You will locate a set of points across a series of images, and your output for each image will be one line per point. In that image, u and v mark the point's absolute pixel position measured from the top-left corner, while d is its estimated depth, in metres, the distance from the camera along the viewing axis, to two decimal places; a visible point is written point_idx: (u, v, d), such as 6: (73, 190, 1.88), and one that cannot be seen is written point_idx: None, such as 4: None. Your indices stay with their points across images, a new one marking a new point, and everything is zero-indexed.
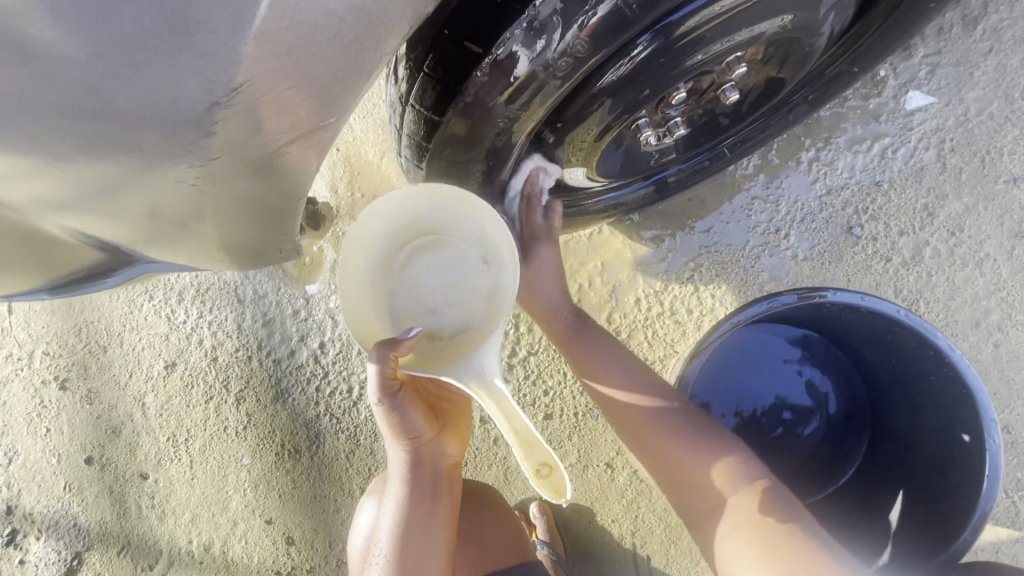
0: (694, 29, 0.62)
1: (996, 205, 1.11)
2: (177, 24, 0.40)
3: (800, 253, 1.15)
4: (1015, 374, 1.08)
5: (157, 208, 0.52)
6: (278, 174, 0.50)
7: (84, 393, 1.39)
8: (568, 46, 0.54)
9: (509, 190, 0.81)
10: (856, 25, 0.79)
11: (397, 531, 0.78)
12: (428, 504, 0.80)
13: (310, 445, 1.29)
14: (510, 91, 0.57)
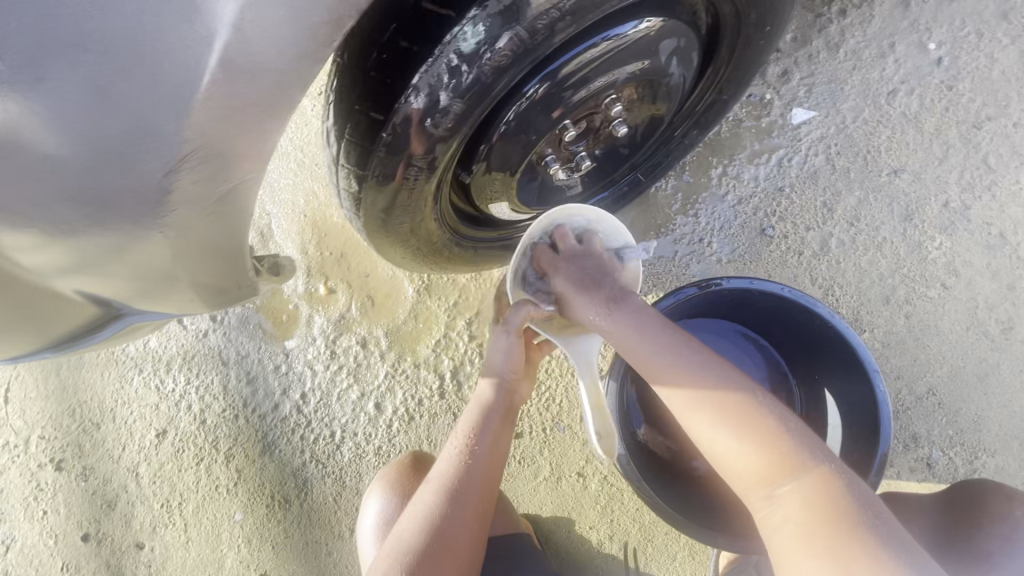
0: (575, 72, 0.77)
1: (884, 195, 1.26)
2: (131, 114, 0.51)
3: (724, 256, 1.28)
4: (929, 341, 1.19)
5: (139, 268, 0.63)
6: (225, 209, 0.62)
7: (79, 471, 1.45)
8: (478, 74, 0.63)
9: (444, 228, 0.92)
10: (707, 69, 0.95)
11: (476, 428, 0.88)
12: (503, 417, 0.90)
13: (299, 492, 1.35)
14: (437, 120, 0.66)
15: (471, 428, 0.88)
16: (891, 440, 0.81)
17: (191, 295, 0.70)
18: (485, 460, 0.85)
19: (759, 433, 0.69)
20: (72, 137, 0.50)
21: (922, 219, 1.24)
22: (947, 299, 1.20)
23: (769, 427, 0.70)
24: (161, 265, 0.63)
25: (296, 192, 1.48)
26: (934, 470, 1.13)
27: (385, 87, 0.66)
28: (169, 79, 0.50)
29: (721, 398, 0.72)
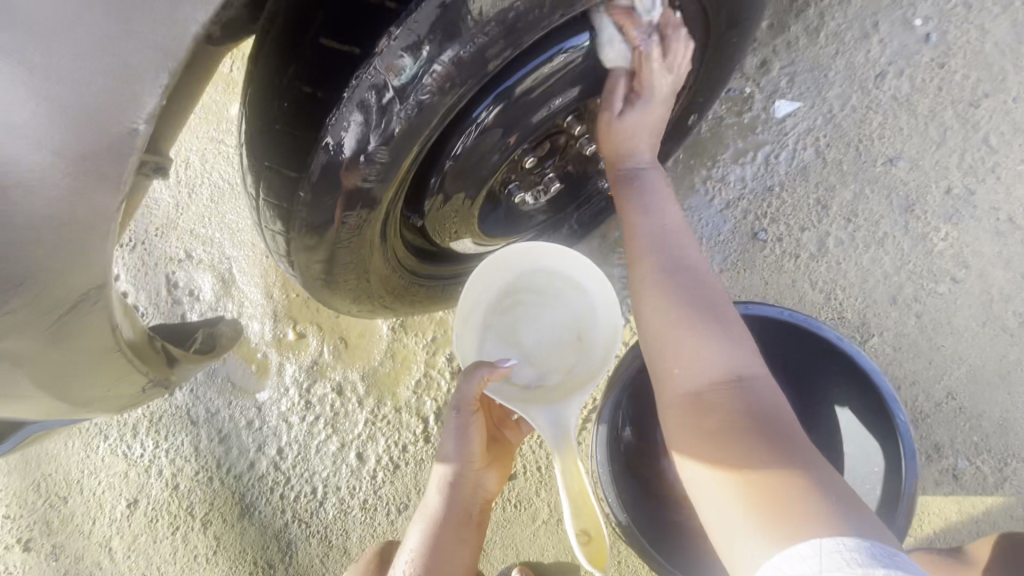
0: (528, 92, 0.68)
1: (880, 186, 1.17)
2: None
3: (715, 266, 1.19)
4: (943, 340, 1.10)
5: (30, 404, 0.53)
6: (75, 315, 0.48)
7: (49, 550, 1.35)
8: (403, 114, 0.54)
9: (402, 272, 0.83)
10: None
11: (426, 545, 0.79)
12: (459, 526, 0.81)
13: (283, 556, 1.26)
14: (363, 166, 0.57)
15: (422, 542, 0.80)
16: (915, 480, 0.72)
17: (107, 410, 0.60)
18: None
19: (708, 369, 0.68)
20: None
21: (924, 209, 1.15)
22: (959, 294, 1.12)
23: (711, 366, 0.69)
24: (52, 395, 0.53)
25: (257, 232, 1.39)
26: (960, 482, 1.05)
27: (300, 135, 0.57)
28: None
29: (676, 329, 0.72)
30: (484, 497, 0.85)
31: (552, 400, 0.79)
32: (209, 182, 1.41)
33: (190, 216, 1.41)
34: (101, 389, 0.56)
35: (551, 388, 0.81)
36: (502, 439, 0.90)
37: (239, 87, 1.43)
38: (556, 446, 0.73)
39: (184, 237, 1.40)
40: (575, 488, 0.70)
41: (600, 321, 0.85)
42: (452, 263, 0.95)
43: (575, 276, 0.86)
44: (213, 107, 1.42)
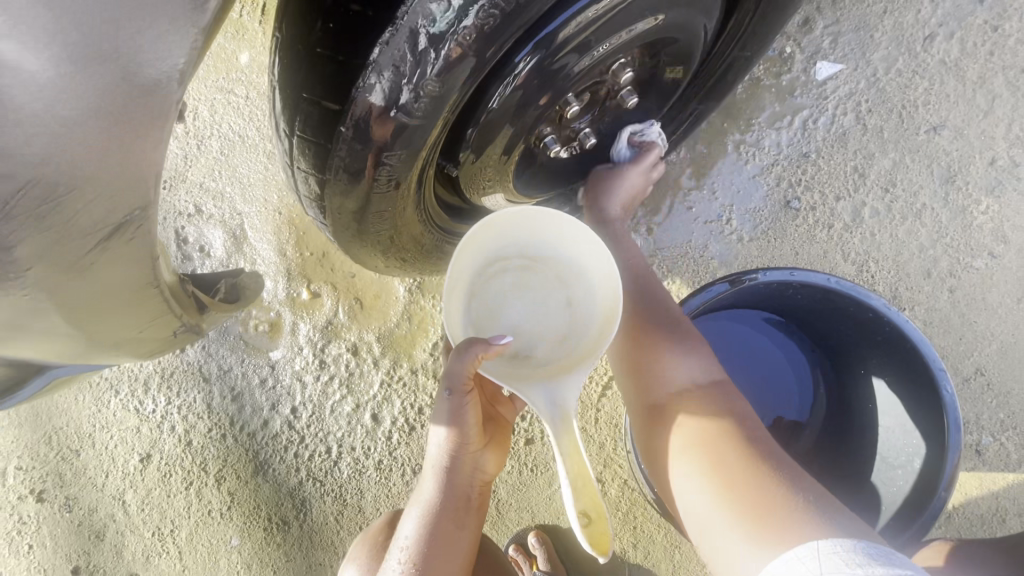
0: (577, 34, 0.62)
1: (922, 155, 1.13)
2: None
3: (745, 234, 1.15)
4: (976, 317, 1.08)
5: (57, 342, 0.50)
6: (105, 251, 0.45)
7: (62, 502, 1.35)
8: (454, 43, 0.50)
9: (432, 228, 0.80)
10: (731, 17, 0.81)
11: (423, 537, 0.76)
12: (457, 515, 0.78)
13: (297, 513, 1.26)
14: (408, 104, 0.53)
15: (420, 534, 0.76)
16: (959, 452, 0.71)
17: (131, 357, 0.58)
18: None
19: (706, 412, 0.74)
20: None
21: (965, 179, 1.11)
22: (995, 269, 1.09)
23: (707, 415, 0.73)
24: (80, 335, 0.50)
25: (269, 188, 1.34)
26: (983, 458, 1.04)
27: (337, 66, 0.53)
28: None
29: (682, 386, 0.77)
30: (481, 481, 0.81)
31: (547, 379, 0.73)
32: (219, 134, 1.36)
33: (199, 169, 1.36)
34: (131, 331, 0.53)
35: (545, 366, 0.76)
36: (498, 419, 0.86)
37: (250, 33, 1.36)
38: (555, 427, 0.68)
39: (193, 191, 1.36)
40: (576, 468, 0.66)
41: (596, 292, 0.79)
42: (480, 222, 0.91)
43: (567, 243, 0.79)
44: (221, 54, 1.35)
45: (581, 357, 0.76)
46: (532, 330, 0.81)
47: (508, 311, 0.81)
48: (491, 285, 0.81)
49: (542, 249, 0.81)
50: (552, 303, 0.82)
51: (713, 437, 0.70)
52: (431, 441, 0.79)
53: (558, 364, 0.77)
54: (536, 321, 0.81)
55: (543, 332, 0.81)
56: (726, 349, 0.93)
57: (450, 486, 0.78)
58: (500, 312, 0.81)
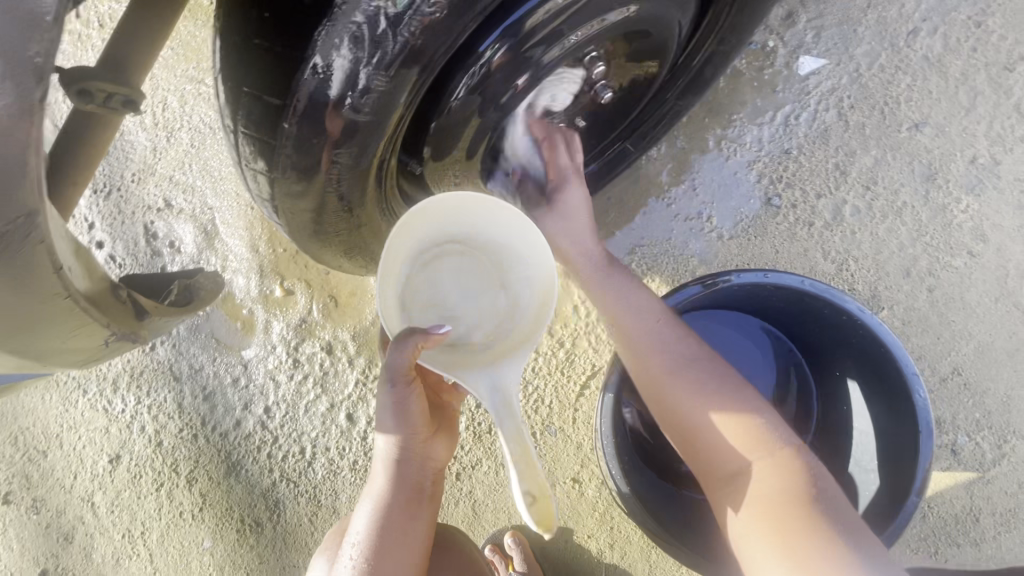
0: (544, 23, 0.59)
1: (903, 152, 1.11)
2: None
3: (725, 232, 1.14)
4: (954, 316, 1.07)
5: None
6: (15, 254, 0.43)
7: (30, 504, 1.32)
8: (404, 35, 0.47)
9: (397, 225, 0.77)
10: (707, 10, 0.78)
11: (374, 534, 0.73)
12: (409, 508, 0.75)
13: (271, 514, 1.24)
14: (356, 97, 0.50)
15: (370, 532, 0.73)
16: (931, 458, 0.71)
17: (66, 368, 0.55)
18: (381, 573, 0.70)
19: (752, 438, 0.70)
20: None
21: (946, 178, 1.10)
22: (974, 268, 1.08)
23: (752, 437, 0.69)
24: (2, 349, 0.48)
25: (241, 181, 1.31)
26: (959, 458, 1.04)
27: (280, 60, 0.51)
28: None
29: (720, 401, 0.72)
30: (434, 472, 0.80)
31: (486, 364, 0.71)
32: (189, 125, 1.31)
33: (169, 161, 1.32)
34: (57, 343, 0.51)
35: (482, 349, 0.74)
36: (445, 410, 0.85)
37: None
38: (498, 414, 0.67)
39: (162, 184, 1.31)
40: (523, 453, 0.65)
41: (530, 270, 0.77)
42: None
43: (503, 223, 0.76)
44: (191, 42, 1.31)
45: (520, 338, 0.74)
46: (474, 316, 0.77)
47: (447, 298, 0.78)
48: (421, 272, 0.75)
49: (481, 232, 0.78)
50: (490, 286, 0.79)
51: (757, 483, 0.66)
52: (378, 438, 0.77)
53: (497, 347, 0.74)
54: (473, 306, 0.78)
55: (484, 315, 0.77)
56: None
57: (398, 480, 0.76)
58: (432, 300, 0.76)
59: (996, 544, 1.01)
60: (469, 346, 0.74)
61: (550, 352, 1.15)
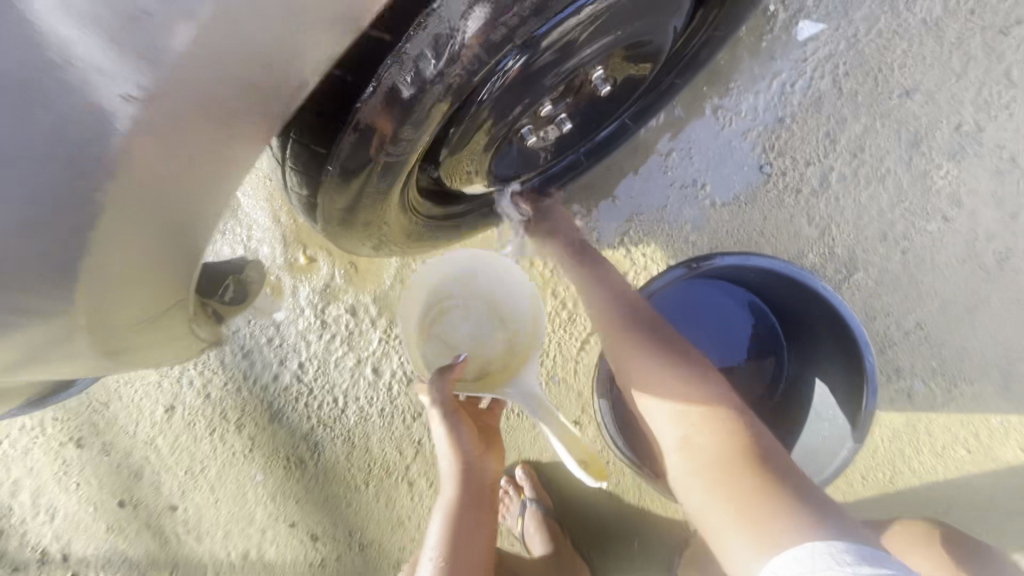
0: (551, 48, 0.64)
1: (892, 120, 1.16)
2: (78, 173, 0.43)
3: (717, 199, 1.21)
4: (923, 275, 1.17)
5: (81, 367, 0.58)
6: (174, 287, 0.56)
7: (100, 447, 1.51)
8: (441, 78, 0.56)
9: (415, 216, 0.84)
10: (702, 9, 0.82)
11: (446, 539, 0.85)
12: (476, 510, 0.87)
13: (312, 454, 1.42)
14: (389, 138, 0.59)
15: (444, 532, 0.85)
16: (872, 412, 0.85)
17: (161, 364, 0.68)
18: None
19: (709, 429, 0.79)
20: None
21: (930, 145, 1.15)
22: (947, 232, 1.16)
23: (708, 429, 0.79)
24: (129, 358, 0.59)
25: None
26: (914, 401, 1.18)
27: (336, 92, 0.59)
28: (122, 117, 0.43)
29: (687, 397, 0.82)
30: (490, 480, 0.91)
31: (509, 378, 0.90)
32: None
33: None
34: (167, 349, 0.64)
35: (499, 373, 0.91)
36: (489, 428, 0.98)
37: None
38: (533, 407, 0.84)
39: None
40: (560, 429, 0.83)
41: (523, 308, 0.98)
42: (459, 204, 0.93)
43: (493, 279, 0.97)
44: None
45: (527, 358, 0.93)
46: (482, 353, 0.95)
47: (456, 343, 0.96)
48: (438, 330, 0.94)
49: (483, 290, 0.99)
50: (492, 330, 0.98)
51: (720, 461, 0.76)
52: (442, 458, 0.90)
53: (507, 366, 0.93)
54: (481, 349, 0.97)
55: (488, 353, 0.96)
56: (689, 308, 1.05)
57: (464, 486, 0.87)
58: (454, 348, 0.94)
59: (938, 472, 1.18)
60: (485, 373, 0.92)
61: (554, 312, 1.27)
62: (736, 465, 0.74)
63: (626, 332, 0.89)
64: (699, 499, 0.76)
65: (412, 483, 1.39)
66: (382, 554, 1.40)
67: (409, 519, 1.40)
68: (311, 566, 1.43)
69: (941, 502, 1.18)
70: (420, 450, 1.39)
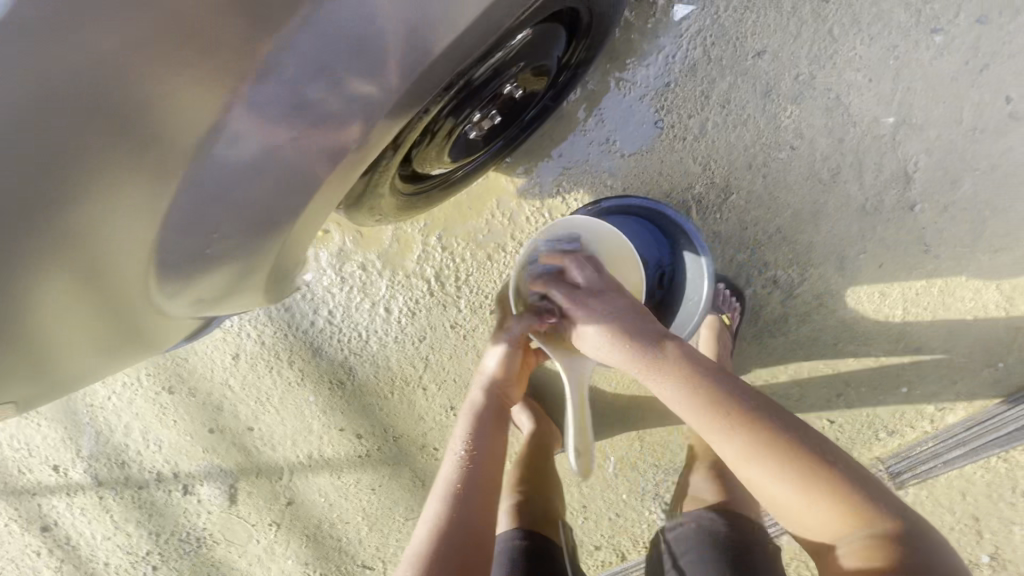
0: (473, 87, 1.05)
1: (749, 76, 1.53)
2: (270, 163, 0.83)
3: (626, 152, 1.61)
4: (779, 193, 1.58)
5: (236, 297, 1.05)
6: (295, 249, 1.03)
7: (186, 391, 1.98)
8: (410, 130, 0.98)
9: (396, 196, 1.21)
10: (583, 38, 1.19)
11: (471, 431, 1.33)
12: (495, 416, 1.37)
13: (349, 377, 1.89)
14: (389, 159, 1.02)
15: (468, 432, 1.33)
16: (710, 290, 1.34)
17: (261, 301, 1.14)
18: (482, 456, 1.28)
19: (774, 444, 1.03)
20: (237, 179, 0.82)
21: (778, 93, 1.53)
22: (794, 157, 1.56)
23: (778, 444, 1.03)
24: (261, 287, 1.07)
25: None
26: (778, 286, 1.63)
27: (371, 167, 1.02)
28: (298, 135, 0.82)
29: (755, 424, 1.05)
30: (501, 393, 1.42)
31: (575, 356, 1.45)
32: None
33: None
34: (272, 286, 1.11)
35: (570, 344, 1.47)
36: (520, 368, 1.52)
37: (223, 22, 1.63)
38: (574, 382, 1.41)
39: None
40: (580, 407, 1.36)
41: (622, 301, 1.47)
42: (424, 180, 1.28)
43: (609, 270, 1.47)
44: None
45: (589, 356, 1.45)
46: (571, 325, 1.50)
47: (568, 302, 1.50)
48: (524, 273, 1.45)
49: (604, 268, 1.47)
50: None
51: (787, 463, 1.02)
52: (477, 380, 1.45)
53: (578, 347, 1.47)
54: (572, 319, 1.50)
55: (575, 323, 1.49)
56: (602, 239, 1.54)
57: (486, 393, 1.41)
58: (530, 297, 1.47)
59: (796, 333, 1.65)
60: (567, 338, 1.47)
61: (515, 250, 1.73)
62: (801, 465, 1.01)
63: (727, 391, 1.09)
64: (765, 480, 1.03)
65: (426, 389, 1.87)
66: (410, 440, 1.92)
67: (426, 415, 1.89)
68: (359, 456, 1.95)
69: (799, 353, 1.66)
70: (428, 365, 1.85)
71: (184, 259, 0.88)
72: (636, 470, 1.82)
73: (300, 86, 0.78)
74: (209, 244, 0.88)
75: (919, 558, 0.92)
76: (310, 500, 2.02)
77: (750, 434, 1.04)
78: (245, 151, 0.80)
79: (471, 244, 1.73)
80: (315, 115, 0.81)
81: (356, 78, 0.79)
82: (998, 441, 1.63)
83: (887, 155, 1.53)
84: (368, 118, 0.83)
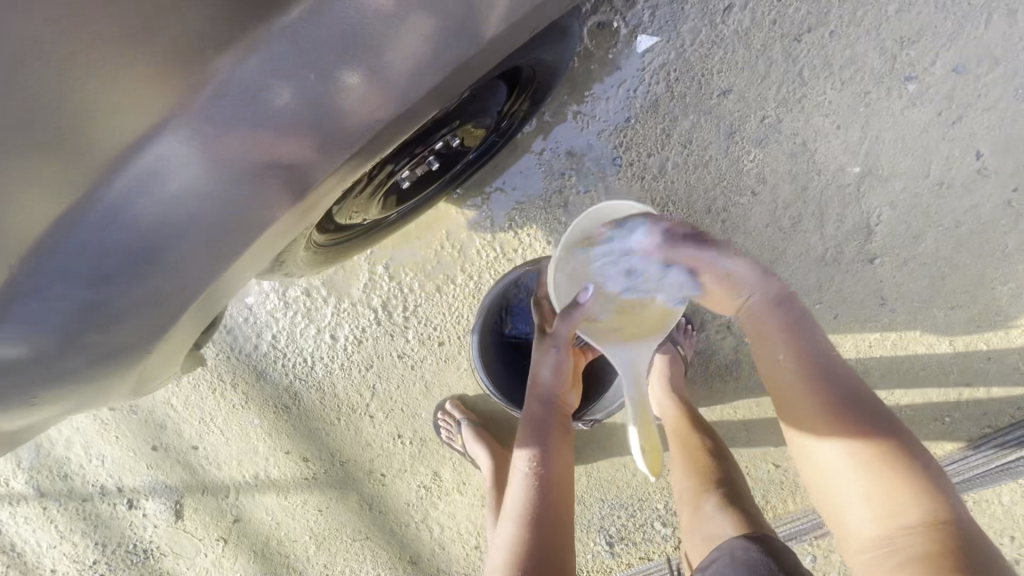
0: (393, 155, 0.97)
1: (712, 116, 1.44)
2: (175, 245, 0.67)
3: (581, 188, 1.53)
4: (737, 239, 1.52)
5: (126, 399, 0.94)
6: (193, 342, 0.94)
7: (128, 408, 1.92)
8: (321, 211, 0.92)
9: (318, 252, 1.14)
10: (526, 87, 1.09)
11: (539, 452, 1.18)
12: (560, 432, 1.23)
13: (294, 401, 1.84)
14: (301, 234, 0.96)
15: (539, 453, 1.18)
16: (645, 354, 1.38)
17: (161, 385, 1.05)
18: (551, 480, 1.16)
19: (822, 405, 1.02)
20: (128, 268, 0.67)
21: (742, 135, 1.45)
22: (754, 204, 1.49)
23: (866, 415, 0.99)
24: (155, 383, 0.97)
25: None
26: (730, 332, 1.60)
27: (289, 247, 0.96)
28: (210, 218, 0.67)
29: (817, 372, 1.05)
30: (562, 401, 1.28)
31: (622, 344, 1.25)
32: None
33: None
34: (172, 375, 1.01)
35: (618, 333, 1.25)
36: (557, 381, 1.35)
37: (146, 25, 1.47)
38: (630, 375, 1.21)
39: None
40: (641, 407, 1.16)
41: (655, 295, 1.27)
42: (350, 230, 1.20)
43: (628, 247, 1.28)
44: None
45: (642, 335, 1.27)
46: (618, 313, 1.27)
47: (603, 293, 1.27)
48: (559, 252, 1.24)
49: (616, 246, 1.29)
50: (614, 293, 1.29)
51: (826, 416, 1.01)
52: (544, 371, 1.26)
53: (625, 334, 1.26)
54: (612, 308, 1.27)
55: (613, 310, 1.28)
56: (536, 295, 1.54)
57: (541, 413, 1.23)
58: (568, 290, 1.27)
59: (744, 377, 1.66)
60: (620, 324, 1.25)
61: (465, 283, 1.67)
62: (862, 439, 0.97)
63: (812, 349, 1.08)
64: (835, 455, 0.99)
65: (373, 417, 1.83)
66: (357, 465, 1.89)
67: (374, 442, 1.86)
68: (306, 478, 1.93)
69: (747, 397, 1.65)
70: (375, 392, 1.81)
71: (54, 329, 0.70)
72: (582, 504, 1.82)
73: (224, 156, 0.63)
74: (82, 368, 0.77)
75: (973, 552, 0.87)
76: (257, 517, 2.00)
77: (817, 386, 1.03)
78: (146, 230, 0.65)
79: (420, 275, 1.67)
80: (234, 195, 0.66)
81: (271, 166, 0.66)
82: (956, 468, 1.62)
83: (850, 206, 1.47)
84: (282, 213, 0.70)
